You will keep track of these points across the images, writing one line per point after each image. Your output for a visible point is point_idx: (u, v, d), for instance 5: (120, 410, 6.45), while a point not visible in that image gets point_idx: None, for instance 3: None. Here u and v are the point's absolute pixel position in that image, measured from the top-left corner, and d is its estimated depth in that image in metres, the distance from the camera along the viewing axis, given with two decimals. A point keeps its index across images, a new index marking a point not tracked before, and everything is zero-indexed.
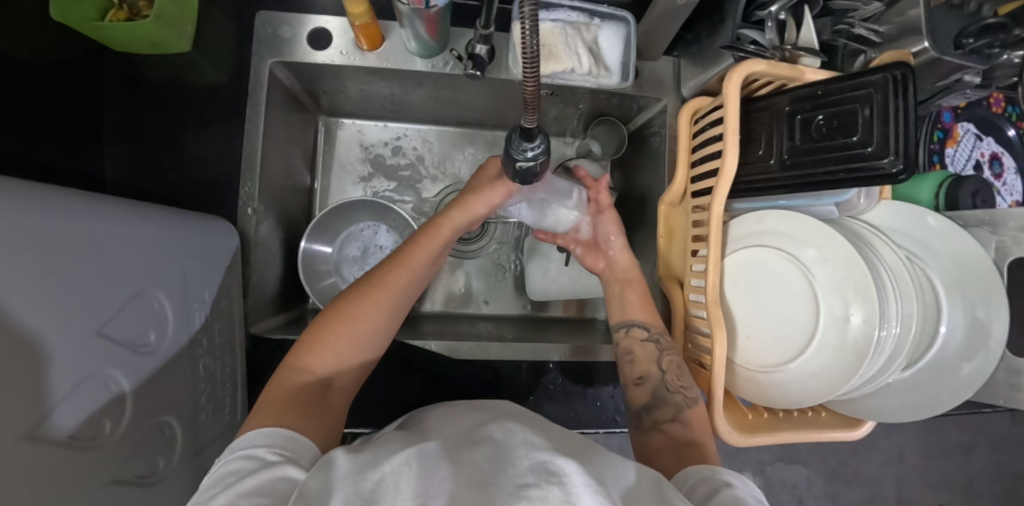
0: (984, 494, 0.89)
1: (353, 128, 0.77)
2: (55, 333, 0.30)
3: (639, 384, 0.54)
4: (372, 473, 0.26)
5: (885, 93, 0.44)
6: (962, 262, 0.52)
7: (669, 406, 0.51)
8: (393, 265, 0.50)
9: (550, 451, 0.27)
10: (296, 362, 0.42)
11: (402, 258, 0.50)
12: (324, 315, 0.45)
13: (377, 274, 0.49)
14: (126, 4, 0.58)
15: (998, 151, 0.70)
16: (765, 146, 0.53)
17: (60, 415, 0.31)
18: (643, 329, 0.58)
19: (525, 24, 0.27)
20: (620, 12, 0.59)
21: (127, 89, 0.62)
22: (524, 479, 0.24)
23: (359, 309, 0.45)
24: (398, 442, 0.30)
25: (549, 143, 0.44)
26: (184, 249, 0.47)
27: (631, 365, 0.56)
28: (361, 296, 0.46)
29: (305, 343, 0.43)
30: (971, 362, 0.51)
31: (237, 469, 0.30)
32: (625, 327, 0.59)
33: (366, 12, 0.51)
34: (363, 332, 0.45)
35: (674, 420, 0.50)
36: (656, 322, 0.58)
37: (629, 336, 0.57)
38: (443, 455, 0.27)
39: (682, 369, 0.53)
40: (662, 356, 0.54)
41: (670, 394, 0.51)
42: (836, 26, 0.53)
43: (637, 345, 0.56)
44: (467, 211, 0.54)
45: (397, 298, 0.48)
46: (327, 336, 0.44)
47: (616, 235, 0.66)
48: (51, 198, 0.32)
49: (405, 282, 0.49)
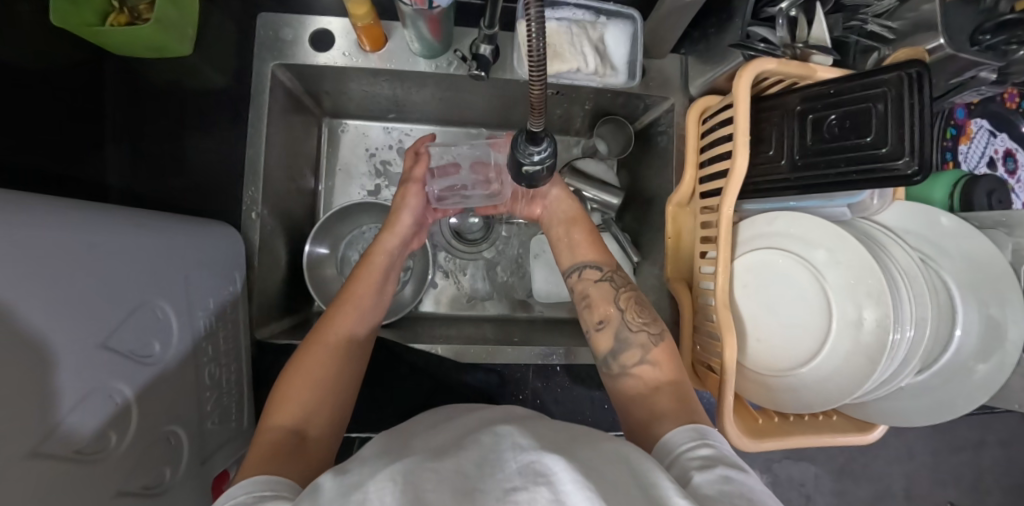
0: (994, 491, 0.88)
1: (356, 130, 0.76)
2: (60, 342, 0.30)
3: (601, 329, 0.53)
4: (357, 493, 0.25)
5: (900, 92, 0.43)
6: (977, 263, 0.51)
7: (634, 349, 0.50)
8: (339, 304, 0.52)
9: (540, 450, 0.27)
10: (264, 425, 0.42)
11: (346, 299, 0.53)
12: (284, 373, 0.46)
13: (323, 318, 0.51)
14: (127, 8, 0.57)
15: (1012, 147, 0.69)
16: (775, 146, 0.52)
17: (66, 429, 0.31)
18: (595, 270, 0.57)
19: (531, 25, 0.27)
20: (627, 9, 0.57)
21: (129, 93, 0.62)
22: (511, 483, 0.25)
23: (316, 353, 0.47)
24: (383, 459, 0.30)
25: (556, 146, 0.43)
26: (187, 258, 0.47)
27: (590, 310, 0.55)
28: (314, 343, 0.48)
29: (270, 407, 0.43)
30: (987, 364, 0.50)
31: None
32: (578, 270, 0.58)
33: (368, 12, 0.50)
34: (326, 372, 0.46)
35: (642, 363, 0.49)
36: (607, 261, 0.58)
37: (583, 279, 0.57)
38: (430, 465, 0.27)
39: (640, 305, 0.53)
40: (617, 295, 0.54)
41: (633, 333, 0.51)
42: (848, 23, 0.51)
43: (591, 287, 0.56)
44: (398, 234, 0.60)
45: (349, 339, 0.50)
46: (289, 389, 0.44)
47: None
48: (54, 212, 0.32)
49: (354, 316, 0.52)
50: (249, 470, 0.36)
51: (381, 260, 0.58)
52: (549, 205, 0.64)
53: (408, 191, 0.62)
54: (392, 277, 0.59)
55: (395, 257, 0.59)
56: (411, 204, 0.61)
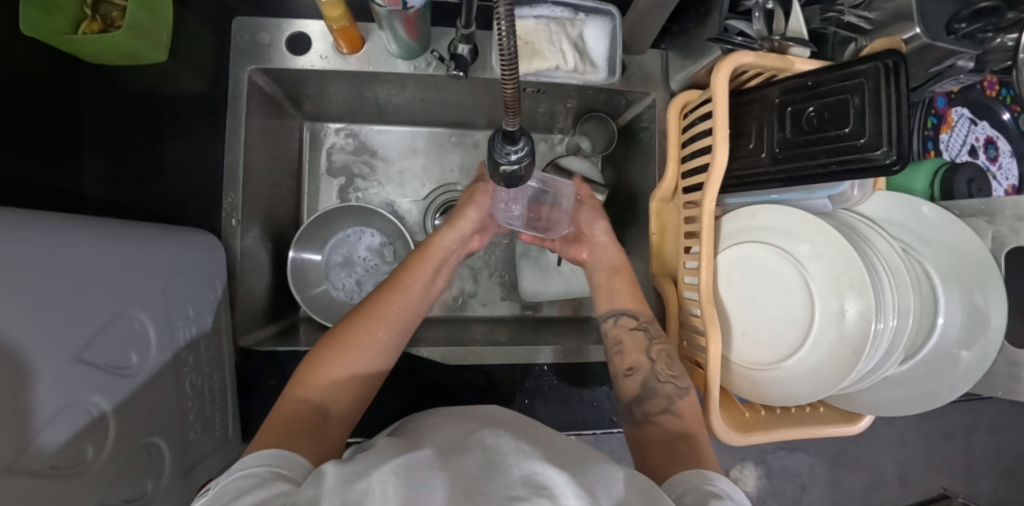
0: (986, 476, 0.89)
1: (339, 133, 0.76)
2: (33, 355, 0.30)
3: (629, 375, 0.53)
4: (360, 483, 0.25)
5: (877, 82, 0.43)
6: (957, 251, 0.51)
7: (660, 398, 0.50)
8: (390, 289, 0.52)
9: (543, 462, 0.27)
10: (294, 392, 0.42)
11: (395, 285, 0.53)
12: (324, 344, 0.46)
13: (375, 301, 0.50)
14: (99, 15, 0.57)
15: (993, 135, 0.69)
16: (755, 139, 0.52)
17: (41, 442, 0.30)
18: (631, 318, 0.57)
19: (501, 25, 0.27)
20: (606, 5, 0.56)
21: (103, 105, 0.60)
22: (516, 492, 0.24)
23: (361, 334, 0.46)
24: (387, 452, 0.30)
25: (533, 145, 0.43)
26: (166, 267, 0.47)
27: (620, 357, 0.54)
28: (361, 321, 0.47)
29: (303, 376, 0.43)
30: (971, 350, 0.50)
31: (235, 487, 0.29)
32: (614, 316, 0.58)
33: (343, 14, 0.49)
34: (365, 354, 0.46)
35: (666, 412, 0.49)
36: (645, 312, 0.58)
37: (618, 326, 0.57)
38: (437, 462, 0.27)
39: (673, 359, 0.53)
40: (650, 345, 0.54)
41: (660, 384, 0.51)
42: (825, 14, 0.51)
43: (625, 334, 0.56)
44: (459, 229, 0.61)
45: (395, 326, 0.49)
46: (325, 364, 0.44)
47: (597, 221, 0.65)
48: (23, 223, 0.31)
49: (404, 305, 0.51)
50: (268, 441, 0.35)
51: (436, 253, 0.58)
52: (595, 247, 0.64)
53: (477, 191, 0.63)
54: (441, 271, 0.59)
55: (448, 250, 0.59)
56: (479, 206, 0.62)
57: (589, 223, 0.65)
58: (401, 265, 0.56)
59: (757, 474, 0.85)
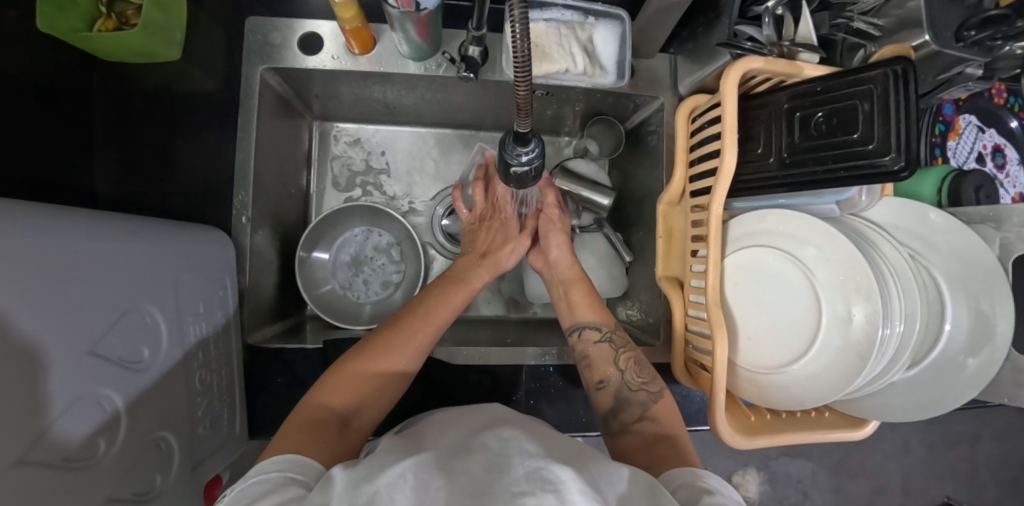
0: (990, 484, 0.88)
1: (347, 134, 0.76)
2: (49, 349, 0.30)
3: (601, 388, 0.53)
4: (368, 485, 0.26)
5: (885, 89, 0.43)
6: (964, 257, 0.52)
7: (635, 407, 0.50)
8: (419, 309, 0.52)
9: (547, 458, 0.27)
10: (318, 399, 0.42)
11: (426, 306, 0.53)
12: (353, 353, 0.46)
13: (404, 318, 0.51)
14: (115, 13, 0.58)
15: (1001, 143, 0.69)
16: (764, 144, 0.52)
17: (56, 434, 0.31)
18: (595, 331, 0.57)
19: (515, 27, 0.27)
20: (615, 9, 0.57)
21: (116, 102, 0.62)
22: (520, 488, 0.25)
23: (387, 351, 0.47)
24: (393, 454, 0.31)
25: (544, 147, 0.43)
26: (177, 263, 0.47)
27: (590, 370, 0.55)
28: (390, 339, 0.48)
29: (327, 382, 0.44)
30: (977, 358, 0.50)
31: (251, 492, 0.30)
32: (578, 330, 0.58)
33: (356, 15, 0.50)
34: (394, 370, 0.47)
35: (642, 419, 0.49)
36: (607, 321, 0.58)
37: (582, 340, 0.57)
38: (440, 463, 0.28)
39: (640, 365, 0.53)
40: (617, 356, 0.54)
41: (633, 393, 0.51)
42: (835, 20, 0.51)
43: (591, 348, 0.56)
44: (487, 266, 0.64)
45: (422, 347, 0.49)
46: (351, 375, 0.44)
47: (554, 234, 0.66)
48: (43, 218, 0.32)
49: (435, 326, 0.51)
50: (289, 444, 0.36)
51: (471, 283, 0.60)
52: (550, 262, 0.66)
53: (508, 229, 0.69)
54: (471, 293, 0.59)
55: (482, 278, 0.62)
56: (518, 248, 0.67)
57: (547, 236, 0.66)
58: (433, 286, 0.57)
59: (759, 480, 0.84)
